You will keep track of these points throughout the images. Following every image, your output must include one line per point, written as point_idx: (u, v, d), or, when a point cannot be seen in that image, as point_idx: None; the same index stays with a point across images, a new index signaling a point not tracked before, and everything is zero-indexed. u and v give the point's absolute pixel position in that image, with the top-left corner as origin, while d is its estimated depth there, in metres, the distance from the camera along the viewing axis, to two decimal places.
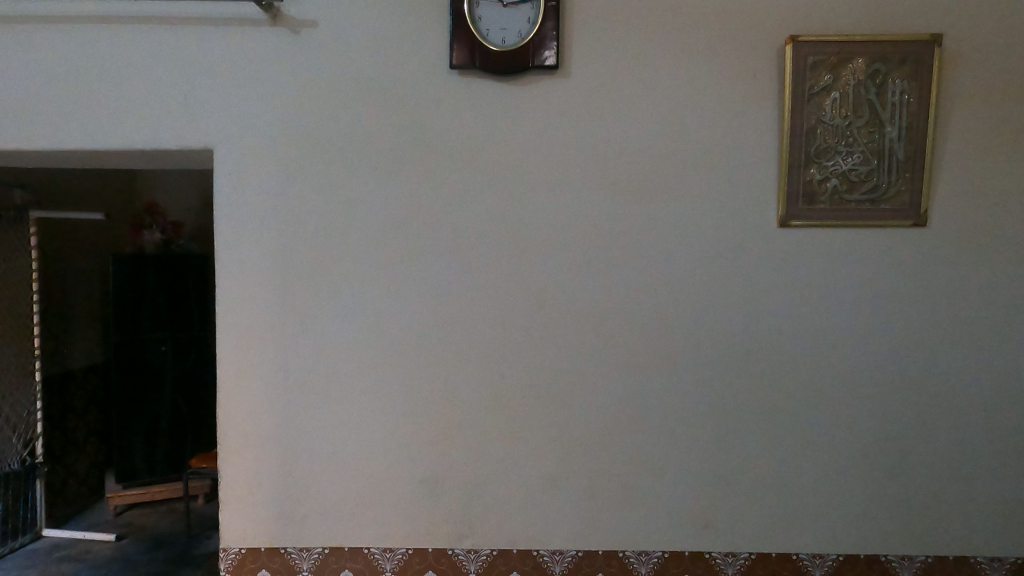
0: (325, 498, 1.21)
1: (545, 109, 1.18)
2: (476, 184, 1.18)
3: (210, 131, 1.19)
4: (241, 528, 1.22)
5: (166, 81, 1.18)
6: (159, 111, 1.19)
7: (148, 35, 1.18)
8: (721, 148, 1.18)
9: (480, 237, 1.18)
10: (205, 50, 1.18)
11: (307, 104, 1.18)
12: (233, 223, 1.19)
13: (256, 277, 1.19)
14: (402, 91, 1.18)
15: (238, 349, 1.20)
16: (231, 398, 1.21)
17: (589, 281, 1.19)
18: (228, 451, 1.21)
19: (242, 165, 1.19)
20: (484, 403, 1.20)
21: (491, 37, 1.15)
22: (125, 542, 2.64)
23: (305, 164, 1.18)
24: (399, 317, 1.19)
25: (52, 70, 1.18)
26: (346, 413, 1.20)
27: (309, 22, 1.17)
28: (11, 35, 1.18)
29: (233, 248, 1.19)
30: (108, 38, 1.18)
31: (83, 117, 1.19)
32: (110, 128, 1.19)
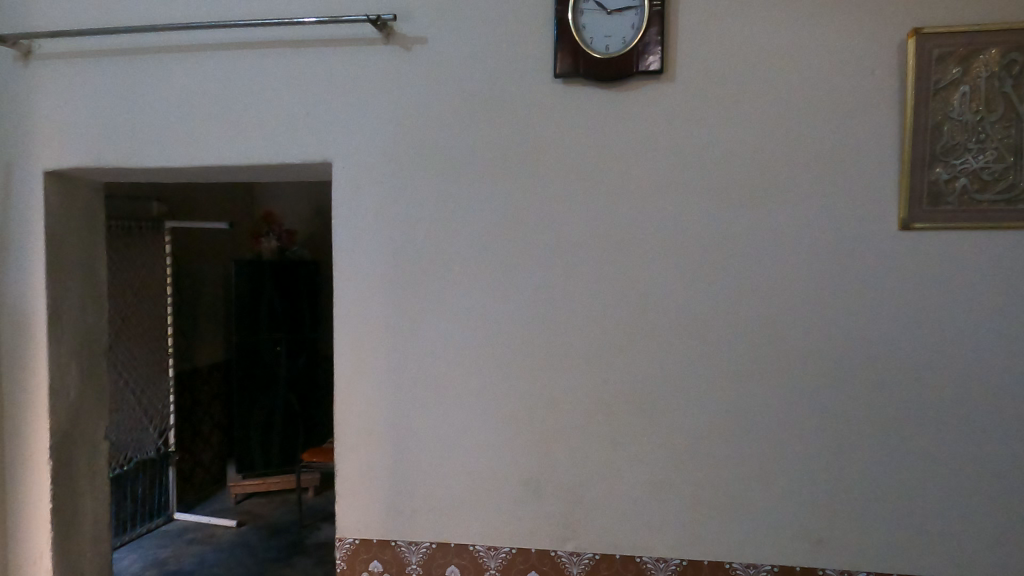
0: (433, 495, 1.26)
1: (648, 114, 1.18)
2: (580, 190, 1.20)
3: (329, 145, 1.27)
4: (355, 520, 1.29)
5: (290, 101, 1.27)
6: (285, 128, 1.28)
7: (274, 58, 1.28)
8: (835, 149, 1.13)
9: (583, 243, 1.20)
10: (326, 69, 1.26)
11: (418, 117, 1.24)
12: (350, 230, 1.27)
13: (370, 282, 1.26)
14: (507, 101, 1.21)
15: (353, 349, 1.27)
16: (347, 396, 1.28)
17: (693, 286, 1.17)
18: (344, 446, 1.29)
19: (358, 176, 1.26)
20: (587, 407, 1.21)
21: (595, 44, 1.16)
22: (245, 529, 2.85)
23: (415, 174, 1.24)
24: (504, 321, 1.22)
25: (193, 94, 1.31)
26: (453, 414, 1.25)
27: (419, 39, 1.23)
28: (160, 64, 1.32)
29: (349, 255, 1.27)
30: (240, 63, 1.29)
31: (219, 136, 1.30)
32: (242, 146, 1.29)
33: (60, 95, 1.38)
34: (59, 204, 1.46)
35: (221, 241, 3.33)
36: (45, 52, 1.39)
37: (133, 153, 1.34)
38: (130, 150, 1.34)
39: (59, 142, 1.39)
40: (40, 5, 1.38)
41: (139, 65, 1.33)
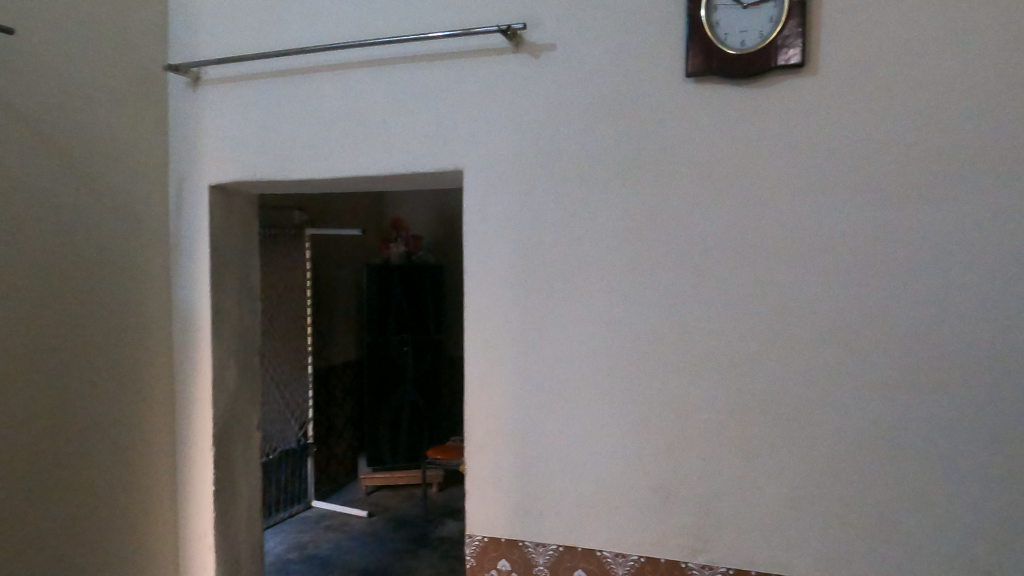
0: (560, 498, 1.27)
1: (787, 110, 1.12)
2: (712, 192, 1.16)
3: (461, 154, 1.31)
4: (483, 518, 1.32)
5: (425, 113, 1.33)
6: (420, 138, 1.34)
7: (410, 73, 1.34)
8: (1006, 139, 1.02)
9: (715, 246, 1.16)
10: (458, 80, 1.30)
11: (546, 123, 1.25)
12: (480, 236, 1.31)
13: (499, 285, 1.29)
14: (635, 103, 1.20)
15: (483, 350, 1.31)
16: (477, 397, 1.32)
17: (837, 291, 1.10)
18: (474, 445, 1.33)
19: (488, 183, 1.30)
20: (719, 415, 1.17)
21: (729, 41, 1.12)
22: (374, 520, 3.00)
23: (543, 180, 1.26)
24: (632, 326, 1.21)
25: (337, 110, 1.40)
26: (581, 418, 1.25)
27: (548, 46, 1.25)
28: (308, 84, 1.42)
29: (480, 259, 1.31)
30: (379, 79, 1.36)
31: (359, 148, 1.38)
32: (379, 158, 1.37)
33: (222, 116, 1.52)
34: (221, 214, 1.61)
35: (352, 247, 3.56)
36: (210, 78, 1.54)
37: (283, 167, 1.46)
38: (282, 164, 1.46)
39: (221, 159, 1.53)
40: (207, 36, 1.54)
41: (291, 85, 1.44)
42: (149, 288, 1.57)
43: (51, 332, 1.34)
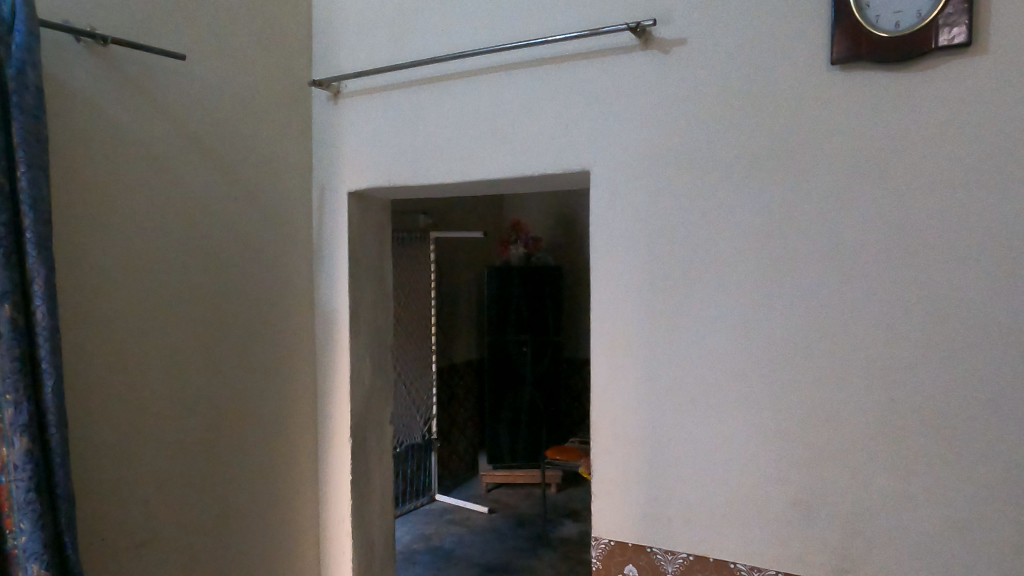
0: (690, 505, 1.23)
1: (950, 95, 1.02)
2: (859, 186, 1.08)
3: (588, 154, 1.31)
4: (610, 522, 1.31)
5: (552, 115, 1.34)
6: (547, 140, 1.35)
7: (538, 76, 1.36)
8: None
9: (864, 245, 1.08)
10: (585, 81, 1.30)
11: (676, 120, 1.22)
12: (607, 235, 1.30)
13: (627, 285, 1.28)
14: (773, 95, 1.14)
15: (610, 351, 1.30)
16: (604, 399, 1.31)
17: (1012, 295, 0.98)
18: (601, 447, 1.32)
19: (616, 183, 1.29)
20: (868, 427, 1.09)
21: (882, 23, 1.04)
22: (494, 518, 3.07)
23: (673, 178, 1.23)
24: (770, 329, 1.15)
25: (467, 114, 1.44)
26: (714, 424, 1.21)
27: (679, 41, 1.22)
28: (439, 91, 1.48)
29: (607, 260, 1.30)
30: (507, 83, 1.39)
31: (487, 153, 1.42)
32: (507, 161, 1.40)
33: (360, 127, 1.62)
34: (358, 218, 1.70)
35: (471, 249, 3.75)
36: (349, 91, 1.64)
37: (415, 173, 1.52)
38: (414, 170, 1.52)
39: (359, 167, 1.63)
40: (347, 52, 1.64)
41: (423, 93, 1.50)
42: (294, 287, 1.69)
43: (210, 325, 1.49)
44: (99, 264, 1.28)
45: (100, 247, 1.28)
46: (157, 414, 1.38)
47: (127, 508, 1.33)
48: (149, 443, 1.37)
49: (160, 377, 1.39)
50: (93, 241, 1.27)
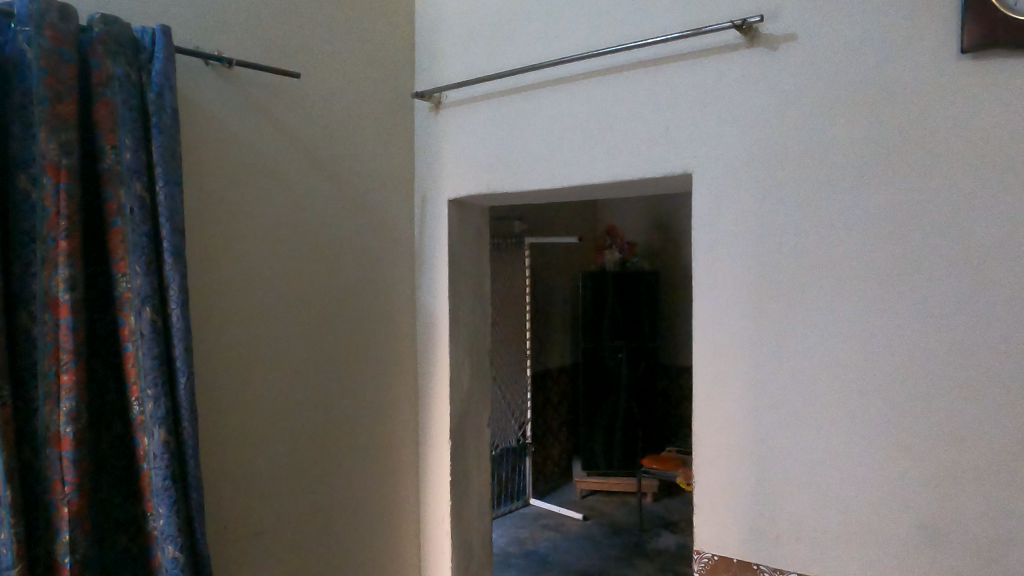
0: (802, 523, 1.17)
1: None
2: (994, 184, 1.00)
3: (690, 156, 1.28)
4: (713, 535, 1.27)
5: (652, 118, 1.32)
6: (646, 144, 1.33)
7: (637, 78, 1.34)
8: None
9: (1000, 248, 1.00)
10: (687, 82, 1.28)
11: (784, 119, 1.17)
12: (709, 239, 1.26)
13: (730, 291, 1.24)
14: (893, 89, 1.08)
15: (713, 358, 1.26)
16: (706, 408, 1.28)
17: None
18: (703, 458, 1.28)
19: (719, 186, 1.25)
20: (1005, 447, 1.00)
21: (1020, 6, 0.96)
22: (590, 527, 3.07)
23: (781, 179, 1.18)
24: (890, 337, 1.08)
25: (565, 120, 1.45)
26: (826, 438, 1.14)
27: (788, 36, 1.17)
28: (538, 97, 1.49)
29: (709, 265, 1.26)
30: (606, 87, 1.38)
31: (585, 157, 1.42)
32: (605, 166, 1.39)
33: (460, 136, 1.66)
34: (458, 225, 1.74)
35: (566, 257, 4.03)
36: (450, 101, 1.68)
37: (513, 179, 1.54)
38: (512, 176, 1.55)
39: (458, 174, 1.67)
40: (448, 64, 1.69)
41: (521, 100, 1.52)
42: (397, 293, 1.75)
43: (320, 329, 1.57)
44: (222, 269, 1.38)
45: (224, 254, 1.38)
46: (273, 412, 1.47)
47: (245, 499, 1.42)
48: (265, 438, 1.46)
49: (276, 377, 1.48)
50: (219, 248, 1.37)
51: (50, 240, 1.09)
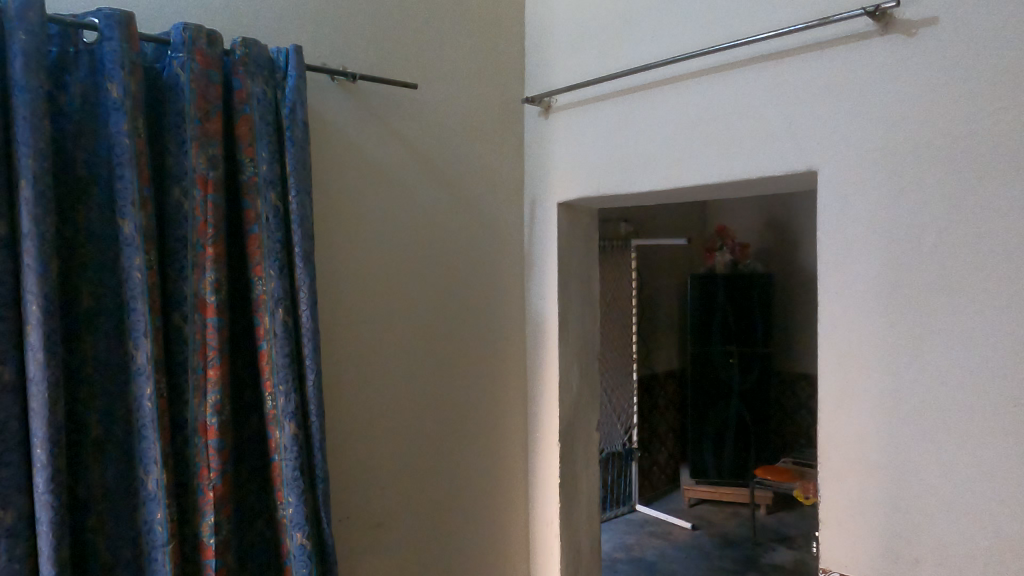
0: (945, 548, 1.08)
1: None
2: None
3: (815, 154, 1.22)
4: (841, 554, 1.20)
5: (773, 116, 1.27)
6: (766, 142, 1.28)
7: (756, 74, 1.29)
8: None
9: None
10: (812, 75, 1.22)
11: (922, 111, 1.09)
12: (836, 242, 1.19)
13: (861, 296, 1.17)
14: None
15: (840, 367, 1.20)
16: (833, 419, 1.21)
17: None
18: (830, 471, 1.21)
19: (847, 184, 1.18)
20: None
21: None
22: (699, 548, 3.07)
23: (918, 176, 1.09)
24: None
25: (679, 119, 1.42)
26: (973, 458, 1.05)
27: (927, 20, 1.08)
28: (649, 97, 1.47)
29: (836, 268, 1.20)
30: (723, 85, 1.34)
31: (700, 158, 1.38)
32: (721, 166, 1.35)
33: (570, 139, 1.66)
34: (568, 229, 1.74)
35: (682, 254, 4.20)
36: (560, 105, 1.69)
37: (625, 181, 1.53)
38: (623, 179, 1.54)
39: (568, 177, 1.67)
40: (558, 69, 1.70)
41: (633, 101, 1.51)
42: (507, 295, 1.78)
43: (435, 330, 1.62)
44: (348, 271, 1.46)
45: (350, 257, 1.46)
46: (392, 409, 1.54)
47: (369, 490, 1.50)
48: (386, 433, 1.53)
49: (395, 374, 1.54)
50: (344, 252, 1.45)
51: (200, 247, 1.19)
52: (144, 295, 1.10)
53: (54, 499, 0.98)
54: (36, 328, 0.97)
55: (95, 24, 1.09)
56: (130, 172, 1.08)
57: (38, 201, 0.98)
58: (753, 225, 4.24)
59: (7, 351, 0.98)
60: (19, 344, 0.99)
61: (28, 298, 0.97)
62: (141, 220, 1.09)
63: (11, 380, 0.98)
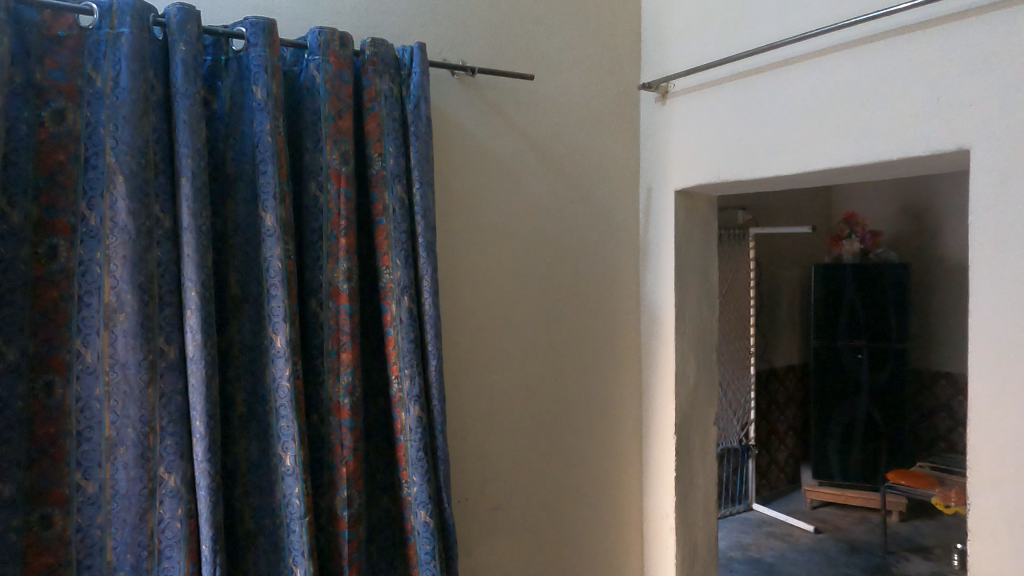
0: None
1: None
2: None
3: (967, 130, 1.11)
4: (992, 567, 1.10)
5: (917, 91, 1.17)
6: (909, 119, 1.19)
7: (898, 47, 1.20)
8: None
9: None
10: (964, 45, 1.11)
11: None
12: (992, 227, 1.09)
13: (1020, 286, 1.06)
14: None
15: (994, 364, 1.09)
16: (985, 421, 1.11)
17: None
18: (981, 476, 1.11)
19: (1006, 163, 1.07)
20: None
21: None
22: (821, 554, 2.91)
23: None
24: None
25: (808, 100, 1.34)
26: None
27: None
28: (775, 77, 1.40)
29: (991, 256, 1.09)
30: (860, 60, 1.25)
31: (832, 139, 1.30)
32: (856, 147, 1.26)
33: (689, 125, 1.62)
34: (686, 217, 1.70)
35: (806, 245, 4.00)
36: (678, 89, 1.64)
37: (748, 166, 1.47)
38: (746, 164, 1.48)
39: (687, 163, 1.63)
40: (676, 53, 1.65)
41: (757, 81, 1.44)
42: (620, 285, 1.76)
43: (550, 318, 1.64)
44: (468, 260, 1.50)
45: (469, 247, 1.51)
46: (509, 396, 1.57)
47: (487, 473, 1.54)
48: (503, 419, 1.56)
49: (511, 362, 1.57)
50: (463, 242, 1.50)
51: (333, 237, 1.26)
52: (284, 282, 1.18)
53: (211, 467, 1.08)
54: (195, 311, 1.07)
55: (241, 32, 1.18)
56: (272, 168, 1.17)
57: (196, 197, 1.07)
58: (886, 213, 3.98)
59: (170, 333, 1.08)
60: (180, 326, 1.09)
61: (189, 285, 1.07)
62: (281, 213, 1.18)
63: (174, 358, 1.08)
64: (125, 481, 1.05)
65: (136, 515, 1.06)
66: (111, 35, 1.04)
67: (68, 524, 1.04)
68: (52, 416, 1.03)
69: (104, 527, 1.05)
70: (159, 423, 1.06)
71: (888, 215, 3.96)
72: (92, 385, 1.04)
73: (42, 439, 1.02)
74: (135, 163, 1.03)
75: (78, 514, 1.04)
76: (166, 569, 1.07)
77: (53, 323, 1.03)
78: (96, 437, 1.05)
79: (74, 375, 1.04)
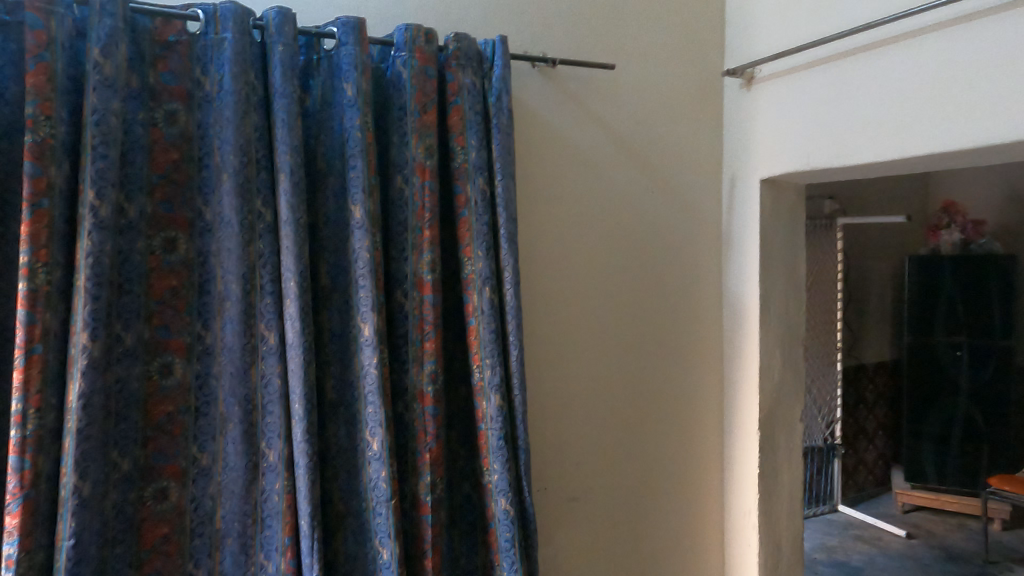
0: None
1: None
2: None
3: None
4: None
5: None
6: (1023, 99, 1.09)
7: (1008, 21, 1.10)
8: None
9: None
10: None
11: None
12: None
13: None
14: None
15: None
16: None
17: None
18: None
19: None
20: None
21: None
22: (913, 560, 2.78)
23: None
24: None
25: (906, 82, 1.26)
26: None
27: None
28: (870, 60, 1.33)
29: None
30: (964, 38, 1.16)
31: (933, 123, 1.22)
32: (961, 131, 1.18)
33: (776, 111, 1.56)
34: (772, 207, 1.63)
35: (898, 236, 3.79)
36: (764, 75, 1.59)
37: (840, 153, 1.41)
38: (839, 151, 1.41)
39: (774, 151, 1.57)
40: (762, 37, 1.59)
41: (850, 64, 1.37)
42: (701, 277, 1.72)
43: (630, 310, 1.62)
44: (547, 252, 1.51)
45: (549, 238, 1.51)
46: (587, 387, 1.57)
47: (566, 463, 1.55)
48: (581, 411, 1.56)
49: (589, 354, 1.57)
50: (542, 234, 1.50)
51: (418, 229, 1.29)
52: (372, 272, 1.22)
53: (309, 448, 1.12)
54: (294, 300, 1.12)
55: (333, 32, 1.22)
56: (361, 163, 1.21)
57: (294, 191, 1.12)
58: (990, 201, 3.72)
59: (270, 321, 1.13)
60: (280, 314, 1.14)
61: (288, 276, 1.12)
62: (370, 206, 1.22)
63: (274, 343, 1.13)
64: (232, 455, 1.12)
65: (244, 485, 1.13)
66: (216, 40, 1.10)
67: (184, 493, 1.12)
68: (167, 395, 1.11)
69: (215, 496, 1.13)
70: (261, 401, 1.13)
71: (993, 204, 3.70)
72: (210, 365, 1.13)
73: (159, 416, 1.10)
74: (238, 162, 1.09)
75: (193, 484, 1.12)
76: (267, 540, 1.14)
77: (169, 309, 1.11)
78: (211, 411, 1.13)
79: (195, 355, 1.13)
